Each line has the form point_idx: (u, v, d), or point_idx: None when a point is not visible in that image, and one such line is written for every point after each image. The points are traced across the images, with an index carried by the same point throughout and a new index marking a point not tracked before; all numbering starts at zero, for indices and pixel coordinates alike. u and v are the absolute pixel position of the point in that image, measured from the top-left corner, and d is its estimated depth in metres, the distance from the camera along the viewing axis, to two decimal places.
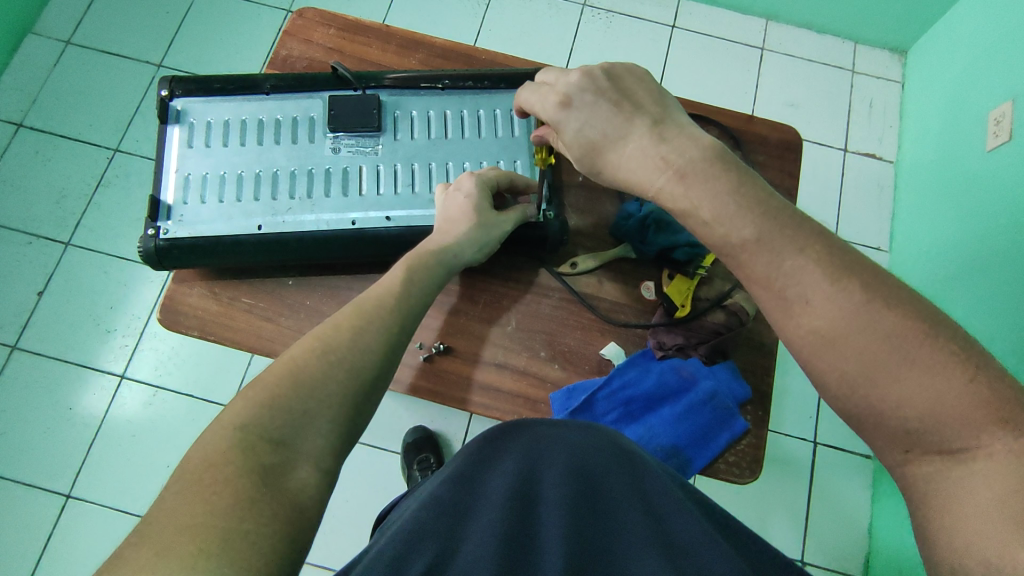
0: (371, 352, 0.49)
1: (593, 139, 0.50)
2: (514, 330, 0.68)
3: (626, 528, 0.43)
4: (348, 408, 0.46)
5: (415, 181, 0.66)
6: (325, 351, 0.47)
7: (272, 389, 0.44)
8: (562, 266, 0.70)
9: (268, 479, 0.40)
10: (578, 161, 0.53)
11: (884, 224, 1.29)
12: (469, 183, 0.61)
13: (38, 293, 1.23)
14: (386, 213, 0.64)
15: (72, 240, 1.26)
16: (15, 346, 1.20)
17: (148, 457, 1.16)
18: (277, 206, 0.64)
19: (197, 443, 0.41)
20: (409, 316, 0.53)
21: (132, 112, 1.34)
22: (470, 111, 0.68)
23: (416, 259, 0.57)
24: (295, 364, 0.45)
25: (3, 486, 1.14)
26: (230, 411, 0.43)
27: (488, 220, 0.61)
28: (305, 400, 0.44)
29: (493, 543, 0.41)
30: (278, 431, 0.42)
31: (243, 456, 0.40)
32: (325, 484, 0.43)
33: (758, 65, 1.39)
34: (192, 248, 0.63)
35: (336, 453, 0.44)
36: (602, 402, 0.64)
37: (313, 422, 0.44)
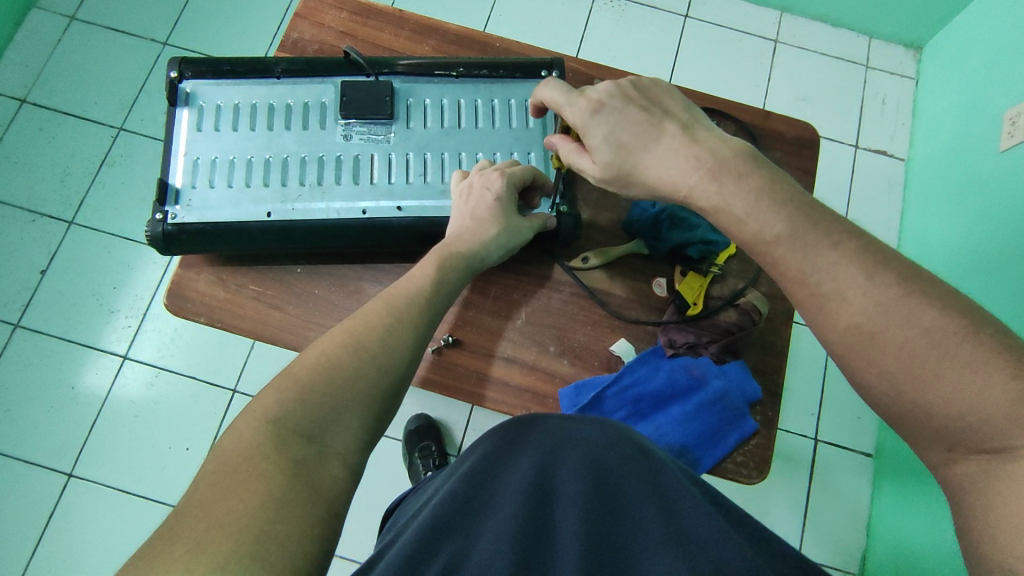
0: (399, 350, 0.49)
1: (621, 142, 0.49)
2: (524, 324, 0.67)
3: (641, 521, 0.43)
4: (373, 403, 0.46)
5: (424, 171, 0.65)
6: (355, 347, 0.47)
7: (304, 383, 0.44)
8: (574, 260, 0.69)
9: (301, 473, 0.40)
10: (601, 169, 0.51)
11: (893, 222, 1.28)
12: (499, 183, 0.59)
13: (41, 271, 1.23)
14: (397, 202, 0.64)
15: (75, 220, 1.25)
16: (18, 325, 1.20)
17: (150, 438, 1.16)
18: (287, 192, 0.63)
19: (225, 439, 0.41)
20: (433, 315, 0.53)
21: (137, 91, 1.32)
22: (484, 101, 0.67)
23: (445, 258, 0.57)
24: (328, 359, 0.46)
25: (4, 463, 1.14)
26: (257, 407, 0.42)
27: (513, 224, 0.60)
28: (330, 398, 0.44)
29: (510, 539, 0.41)
30: (306, 427, 0.42)
31: (276, 450, 0.40)
32: (351, 480, 0.42)
33: (771, 58, 1.37)
34: (201, 234, 0.62)
35: (361, 447, 0.44)
36: (611, 399, 0.64)
37: (339, 417, 0.44)
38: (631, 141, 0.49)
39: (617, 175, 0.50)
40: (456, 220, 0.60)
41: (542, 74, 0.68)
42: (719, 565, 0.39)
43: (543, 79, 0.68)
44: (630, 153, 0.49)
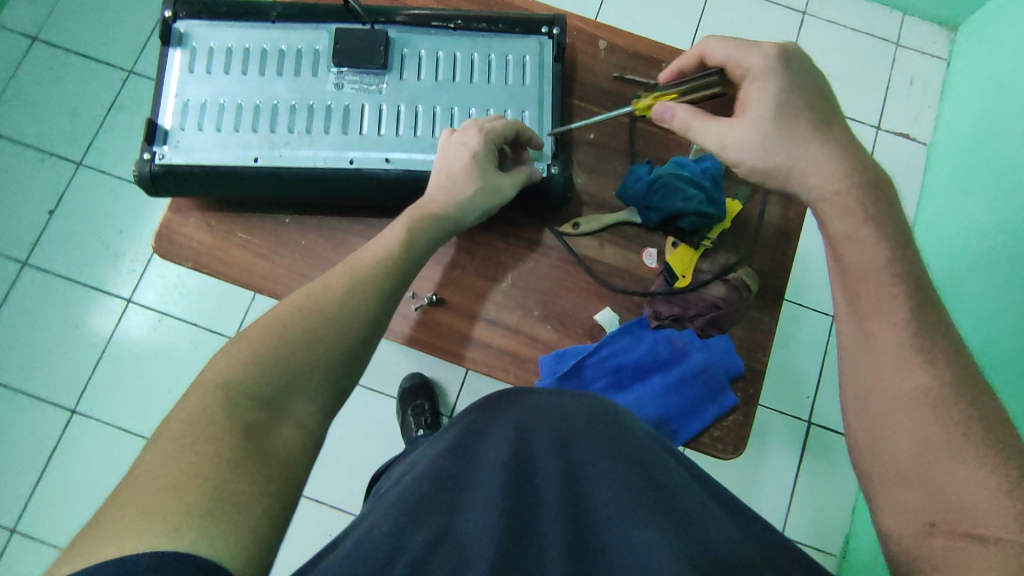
0: (361, 313, 0.48)
1: (785, 104, 0.49)
2: (509, 287, 0.66)
3: (613, 492, 0.43)
4: (330, 366, 0.46)
5: (414, 125, 0.63)
6: (312, 317, 0.46)
7: (257, 346, 0.44)
8: (563, 225, 0.68)
9: (253, 439, 0.40)
10: (747, 124, 0.50)
11: (907, 209, 1.25)
12: (475, 140, 0.58)
13: (49, 211, 1.24)
14: (385, 154, 0.62)
15: (83, 161, 1.25)
16: (25, 263, 1.22)
17: (152, 381, 1.19)
18: (275, 139, 0.62)
19: (178, 405, 0.41)
20: (405, 276, 0.53)
21: (147, 33, 1.30)
22: (482, 55, 0.65)
23: (419, 216, 0.56)
24: (281, 324, 0.45)
25: (11, 396, 1.17)
26: (206, 377, 0.42)
27: (491, 180, 0.59)
28: (283, 361, 0.44)
29: (484, 524, 0.39)
30: (257, 392, 0.42)
31: (226, 415, 0.40)
32: (306, 442, 0.43)
33: (797, 30, 1.32)
34: (188, 176, 0.62)
35: (317, 414, 0.44)
36: (591, 368, 0.64)
37: (293, 380, 0.44)
38: (792, 110, 0.49)
39: (762, 134, 0.49)
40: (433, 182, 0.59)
41: (542, 30, 0.66)
42: (699, 540, 0.39)
43: (543, 35, 0.66)
44: (787, 117, 0.49)
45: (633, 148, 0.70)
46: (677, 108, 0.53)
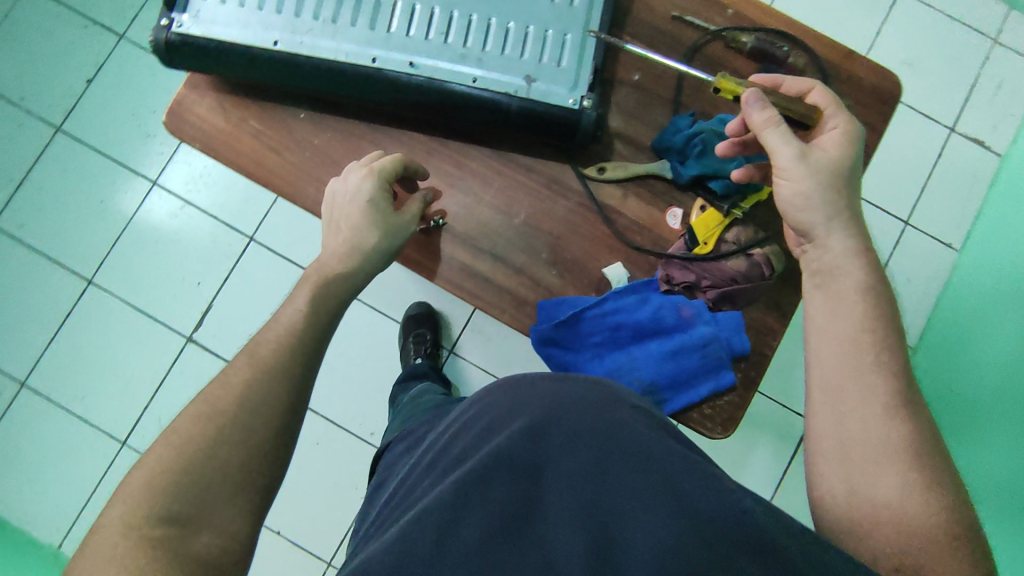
0: (269, 396, 0.45)
1: (853, 165, 0.52)
2: (520, 224, 0.63)
3: (563, 455, 0.40)
4: (246, 462, 0.43)
5: (443, 30, 0.59)
6: (216, 425, 0.43)
7: (184, 432, 0.43)
8: (589, 168, 0.64)
9: (169, 553, 0.38)
10: (824, 161, 0.51)
11: (964, 221, 1.16)
12: (368, 184, 0.57)
13: (87, 81, 1.22)
14: (410, 58, 0.58)
15: (125, 34, 1.23)
16: (59, 129, 1.21)
17: (166, 266, 1.19)
18: (299, 24, 0.59)
19: (88, 552, 0.39)
20: (348, 292, 0.55)
21: None
22: None
23: (335, 272, 0.55)
24: (183, 436, 0.43)
25: (33, 258, 1.19)
26: (108, 518, 0.40)
27: (392, 223, 0.57)
28: (207, 445, 0.42)
29: (436, 525, 0.37)
30: (165, 510, 0.40)
31: (152, 510, 0.39)
32: (229, 544, 0.41)
33: (889, 8, 1.21)
34: (204, 50, 0.59)
35: (237, 516, 0.42)
36: (591, 321, 0.61)
37: (218, 460, 0.42)
38: (854, 175, 0.52)
39: (831, 176, 0.51)
40: (336, 229, 0.57)
41: None
42: (682, 495, 0.37)
43: None
44: (850, 175, 0.52)
45: (679, 97, 0.65)
46: (768, 107, 0.52)
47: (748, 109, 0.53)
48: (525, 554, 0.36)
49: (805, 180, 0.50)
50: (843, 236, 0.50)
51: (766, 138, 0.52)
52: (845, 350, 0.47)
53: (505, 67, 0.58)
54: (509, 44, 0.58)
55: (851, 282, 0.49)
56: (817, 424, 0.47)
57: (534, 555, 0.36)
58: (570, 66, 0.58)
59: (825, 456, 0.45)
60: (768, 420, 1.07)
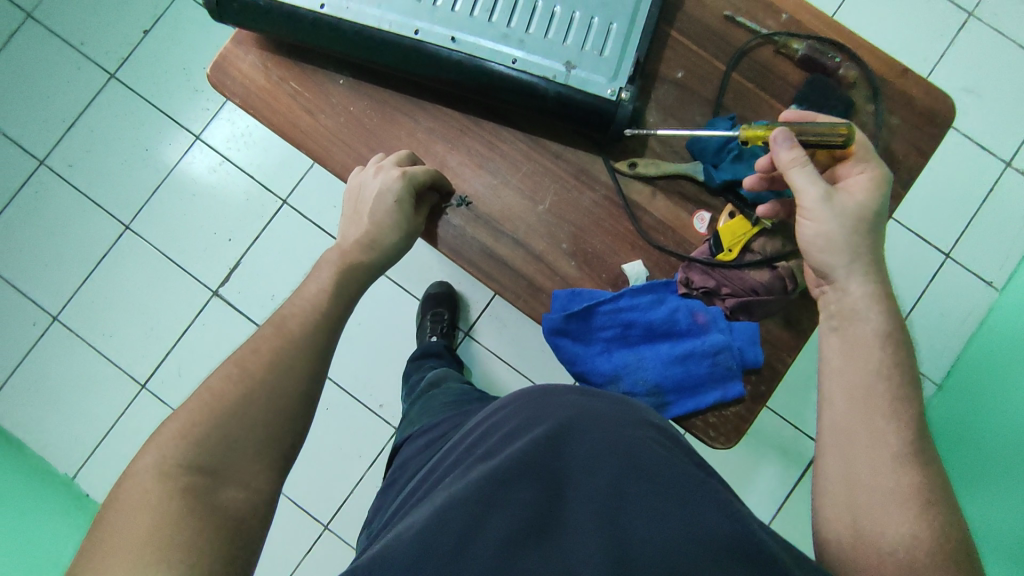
0: (298, 366, 0.47)
1: (879, 209, 0.50)
2: (544, 212, 0.63)
3: (585, 472, 0.42)
4: (274, 422, 0.45)
5: (490, 8, 0.58)
6: (244, 387, 0.45)
7: (215, 391, 0.45)
8: (620, 163, 0.63)
9: (197, 501, 0.40)
10: (850, 203, 0.50)
11: (1009, 259, 1.12)
12: (396, 185, 0.56)
13: (143, 31, 1.25)
14: (453, 33, 0.58)
15: None
16: (113, 75, 1.25)
17: (201, 219, 1.22)
18: None
19: (123, 491, 0.40)
20: (372, 272, 0.56)
21: None
22: None
23: (359, 259, 0.55)
24: (214, 392, 0.45)
25: (77, 198, 1.23)
26: (141, 461, 0.41)
27: (412, 221, 0.58)
28: (236, 404, 0.44)
29: (460, 520, 0.38)
30: (196, 459, 0.42)
31: (186, 459, 0.41)
32: (254, 498, 0.43)
33: (956, 30, 1.16)
34: (253, 7, 0.59)
35: (263, 473, 0.44)
36: (603, 316, 0.60)
37: (247, 418, 0.44)
38: (881, 219, 0.51)
39: (856, 220, 0.49)
40: (360, 221, 0.57)
41: None
42: (696, 521, 0.39)
43: None
44: (877, 218, 0.50)
45: (719, 99, 0.64)
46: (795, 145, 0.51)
47: (775, 147, 0.51)
48: (546, 559, 0.37)
49: (828, 223, 0.49)
50: (863, 279, 0.49)
51: (793, 177, 0.51)
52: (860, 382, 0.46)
53: (546, 51, 0.58)
54: (555, 28, 0.58)
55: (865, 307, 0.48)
56: (823, 457, 0.46)
57: (554, 559, 0.37)
58: (613, 56, 0.58)
59: (828, 491, 0.45)
60: (777, 440, 1.05)
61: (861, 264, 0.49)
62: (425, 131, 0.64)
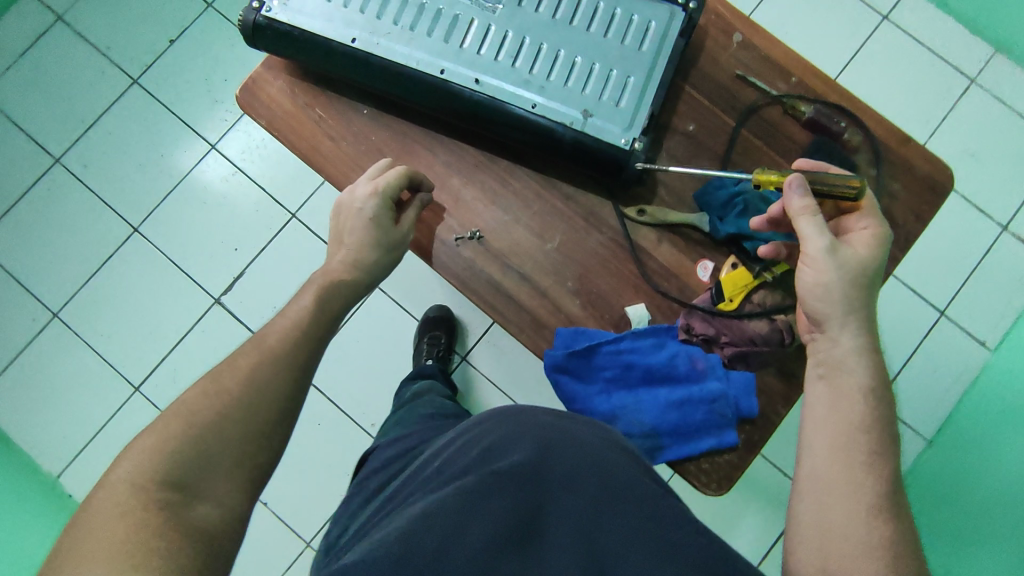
0: (277, 385, 0.48)
1: (879, 267, 0.52)
2: (552, 250, 0.65)
3: (564, 490, 0.45)
4: (245, 440, 0.46)
5: (512, 53, 0.61)
6: (219, 404, 0.46)
7: (193, 406, 0.45)
8: (628, 208, 0.65)
9: (168, 517, 0.40)
10: (855, 256, 0.51)
11: (1002, 322, 1.14)
12: (369, 204, 0.59)
13: (169, 40, 1.28)
14: (476, 75, 0.60)
15: (214, 3, 1.29)
16: (135, 81, 1.28)
17: (209, 228, 1.24)
18: (378, 27, 0.61)
19: (90, 504, 0.40)
20: (360, 296, 0.58)
21: None
22: (607, 6, 0.62)
23: (338, 276, 0.57)
24: (187, 408, 0.45)
25: (88, 198, 1.25)
26: (113, 473, 0.42)
27: (392, 235, 0.60)
28: (208, 417, 0.45)
29: (443, 527, 0.41)
30: (166, 476, 0.42)
31: (155, 475, 0.42)
32: (225, 517, 0.43)
33: (957, 96, 1.20)
34: (287, 37, 0.62)
35: (233, 491, 0.44)
36: (604, 356, 0.62)
37: (220, 433, 0.45)
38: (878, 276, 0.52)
39: (858, 273, 0.51)
40: (348, 241, 0.59)
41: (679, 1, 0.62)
42: (670, 542, 0.42)
43: (679, 6, 0.62)
44: (875, 275, 0.52)
45: (728, 152, 0.66)
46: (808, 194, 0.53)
47: (789, 193, 0.53)
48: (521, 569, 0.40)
49: (829, 273, 0.50)
50: (855, 332, 0.50)
51: (803, 224, 0.52)
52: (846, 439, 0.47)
53: (565, 98, 0.60)
54: (574, 77, 0.60)
55: (855, 366, 0.49)
56: (801, 510, 0.47)
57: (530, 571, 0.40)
58: (627, 107, 0.60)
59: (803, 534, 0.46)
60: (766, 488, 1.05)
61: (854, 320, 0.50)
62: (442, 164, 0.66)
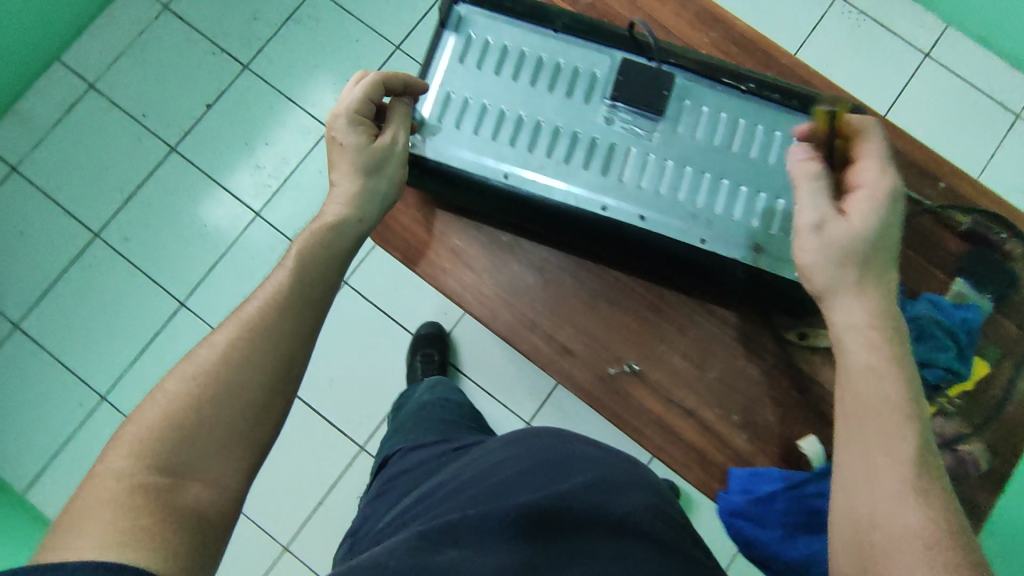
0: (248, 382, 0.60)
1: (875, 247, 0.64)
2: (713, 383, 0.79)
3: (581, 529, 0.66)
4: (229, 425, 0.59)
5: (678, 181, 0.71)
6: (199, 391, 0.58)
7: (173, 406, 0.57)
8: (792, 335, 0.79)
9: (166, 501, 0.53)
10: (854, 227, 0.64)
11: None
12: (340, 128, 0.70)
13: (298, 156, 1.57)
14: (642, 211, 0.71)
15: (330, 121, 1.57)
16: (257, 214, 1.54)
17: (341, 322, 1.51)
18: (528, 159, 0.73)
19: (92, 481, 0.53)
20: (339, 243, 0.69)
21: (416, 21, 1.62)
22: (753, 123, 0.74)
23: (314, 222, 0.69)
24: (171, 417, 0.57)
25: (224, 296, 1.51)
26: (104, 466, 0.54)
27: (380, 164, 0.70)
28: (193, 414, 0.57)
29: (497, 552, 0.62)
30: (160, 462, 0.55)
31: (133, 484, 0.53)
32: (214, 496, 0.56)
33: None
34: (439, 176, 0.75)
35: (228, 473, 0.58)
36: (786, 499, 0.76)
37: (206, 426, 0.58)
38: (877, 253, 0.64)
39: (853, 243, 0.63)
40: (341, 170, 0.69)
41: (829, 109, 0.72)
42: None
43: (828, 115, 0.73)
44: (874, 251, 0.64)
45: None
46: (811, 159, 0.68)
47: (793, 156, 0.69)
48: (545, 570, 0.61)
49: (816, 240, 0.65)
50: (860, 297, 0.63)
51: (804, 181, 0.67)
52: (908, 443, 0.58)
53: (732, 224, 0.70)
54: (737, 202, 0.69)
55: None
56: None
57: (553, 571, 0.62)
58: (783, 229, 0.69)
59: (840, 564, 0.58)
60: None
61: (852, 292, 0.63)
62: (605, 307, 0.81)
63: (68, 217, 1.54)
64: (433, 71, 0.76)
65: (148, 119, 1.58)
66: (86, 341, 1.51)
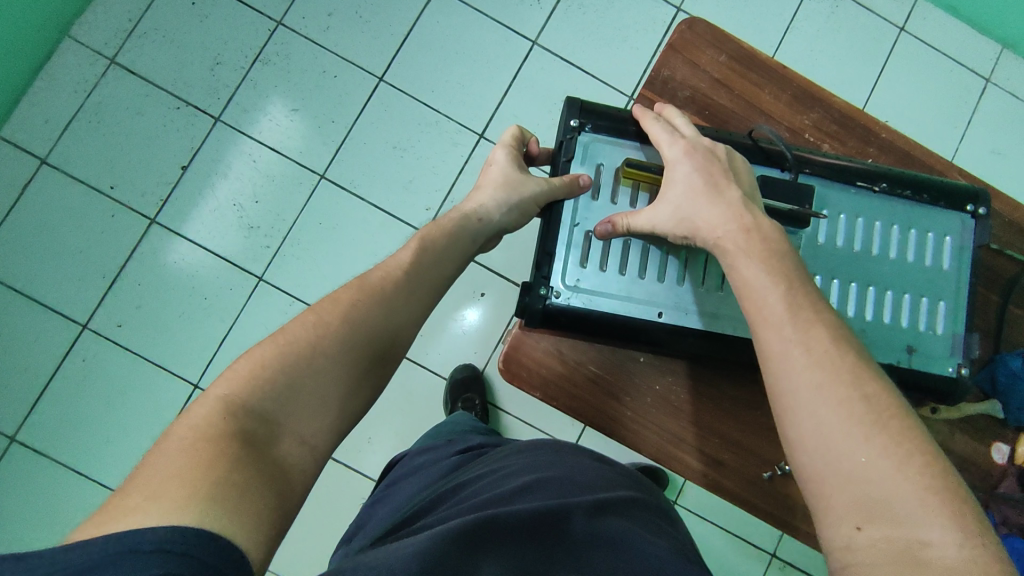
0: (351, 353, 0.55)
1: (713, 171, 0.70)
2: None
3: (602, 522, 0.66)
4: (343, 399, 0.54)
5: (837, 296, 0.75)
6: (321, 336, 0.54)
7: (286, 350, 0.53)
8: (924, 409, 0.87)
9: (256, 451, 0.47)
10: (697, 153, 0.71)
11: None
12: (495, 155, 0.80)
13: (296, 216, 1.45)
14: None
15: (326, 173, 1.46)
16: (262, 279, 1.43)
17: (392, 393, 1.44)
18: (669, 295, 0.76)
19: (184, 418, 0.48)
20: (462, 239, 0.70)
21: (396, 50, 1.50)
22: (894, 227, 0.77)
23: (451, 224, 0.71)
24: (286, 339, 0.53)
25: None
26: (211, 392, 0.49)
27: (514, 183, 0.77)
28: (300, 372, 0.52)
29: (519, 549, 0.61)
30: (255, 404, 0.49)
31: (228, 422, 0.47)
32: (305, 455, 0.50)
33: (957, 143, 1.56)
34: (580, 319, 0.76)
35: (319, 432, 0.52)
36: None
37: (308, 387, 0.52)
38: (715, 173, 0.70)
39: (699, 162, 0.70)
40: (486, 183, 0.78)
41: (969, 208, 0.78)
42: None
43: (967, 211, 0.78)
44: (714, 170, 0.70)
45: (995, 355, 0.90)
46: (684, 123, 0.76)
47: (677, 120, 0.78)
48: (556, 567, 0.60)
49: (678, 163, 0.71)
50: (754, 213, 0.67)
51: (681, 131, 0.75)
52: (841, 411, 0.53)
53: (889, 332, 0.75)
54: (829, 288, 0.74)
55: None
56: None
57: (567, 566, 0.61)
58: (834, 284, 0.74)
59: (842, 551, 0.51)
60: None
61: (710, 193, 0.68)
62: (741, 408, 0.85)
63: (46, 309, 1.40)
64: (568, 212, 0.77)
65: (118, 191, 1.44)
66: (91, 441, 1.39)
